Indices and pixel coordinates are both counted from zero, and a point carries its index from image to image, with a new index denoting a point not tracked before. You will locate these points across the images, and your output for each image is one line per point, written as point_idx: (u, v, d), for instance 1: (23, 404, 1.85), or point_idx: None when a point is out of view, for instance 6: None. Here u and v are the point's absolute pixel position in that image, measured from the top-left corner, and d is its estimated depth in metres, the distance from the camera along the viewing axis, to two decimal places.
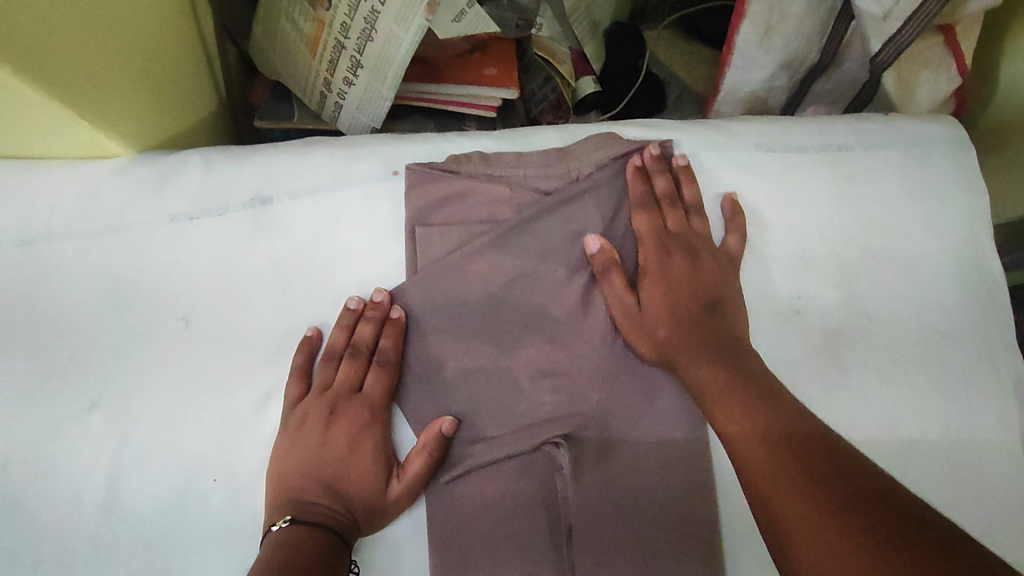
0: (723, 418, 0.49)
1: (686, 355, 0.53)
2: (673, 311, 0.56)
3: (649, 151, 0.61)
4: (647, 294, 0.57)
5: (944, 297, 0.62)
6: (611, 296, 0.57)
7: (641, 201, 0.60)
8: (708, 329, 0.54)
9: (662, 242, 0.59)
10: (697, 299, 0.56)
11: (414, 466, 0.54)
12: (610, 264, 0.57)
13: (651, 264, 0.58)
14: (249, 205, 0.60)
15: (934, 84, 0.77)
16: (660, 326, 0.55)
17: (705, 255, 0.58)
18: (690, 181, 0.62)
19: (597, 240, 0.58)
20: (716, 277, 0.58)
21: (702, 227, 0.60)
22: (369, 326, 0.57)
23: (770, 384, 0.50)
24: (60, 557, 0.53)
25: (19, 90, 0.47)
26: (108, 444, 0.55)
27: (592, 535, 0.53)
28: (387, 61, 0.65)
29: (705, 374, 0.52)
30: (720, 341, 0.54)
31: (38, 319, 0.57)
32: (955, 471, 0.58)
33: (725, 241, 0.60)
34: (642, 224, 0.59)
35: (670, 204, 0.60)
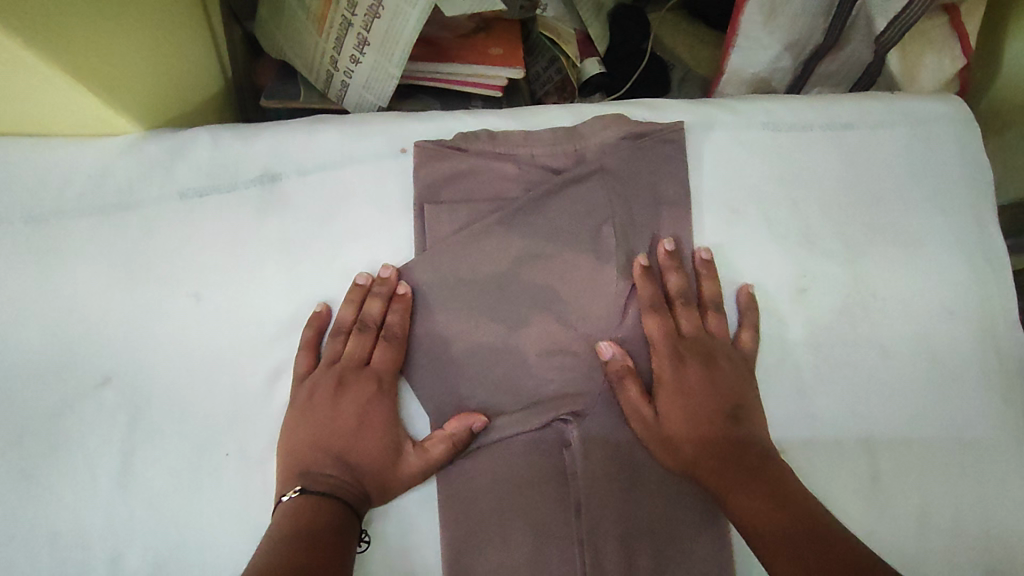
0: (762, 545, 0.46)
1: (718, 477, 0.51)
2: (698, 424, 0.54)
3: (663, 248, 0.59)
4: (665, 405, 0.55)
5: (949, 276, 0.63)
6: (627, 404, 0.56)
7: (653, 305, 0.58)
8: (738, 445, 0.52)
9: (677, 349, 0.57)
10: (721, 411, 0.54)
11: (436, 450, 0.54)
12: (624, 371, 0.56)
13: (667, 375, 0.56)
14: (260, 180, 0.60)
15: (938, 64, 0.77)
16: (684, 443, 0.54)
17: (722, 359, 0.57)
18: (707, 275, 0.60)
19: (610, 346, 0.57)
20: (734, 384, 0.56)
21: (717, 325, 0.59)
22: (378, 301, 0.58)
23: (809, 507, 0.47)
24: (76, 529, 0.54)
25: (33, 63, 0.47)
26: (122, 419, 0.56)
27: (599, 509, 0.54)
28: (395, 37, 0.65)
29: (738, 497, 0.50)
30: (754, 461, 0.51)
31: (50, 296, 0.57)
32: (955, 448, 0.60)
33: (739, 338, 0.59)
34: (656, 329, 0.58)
35: (684, 304, 0.59)
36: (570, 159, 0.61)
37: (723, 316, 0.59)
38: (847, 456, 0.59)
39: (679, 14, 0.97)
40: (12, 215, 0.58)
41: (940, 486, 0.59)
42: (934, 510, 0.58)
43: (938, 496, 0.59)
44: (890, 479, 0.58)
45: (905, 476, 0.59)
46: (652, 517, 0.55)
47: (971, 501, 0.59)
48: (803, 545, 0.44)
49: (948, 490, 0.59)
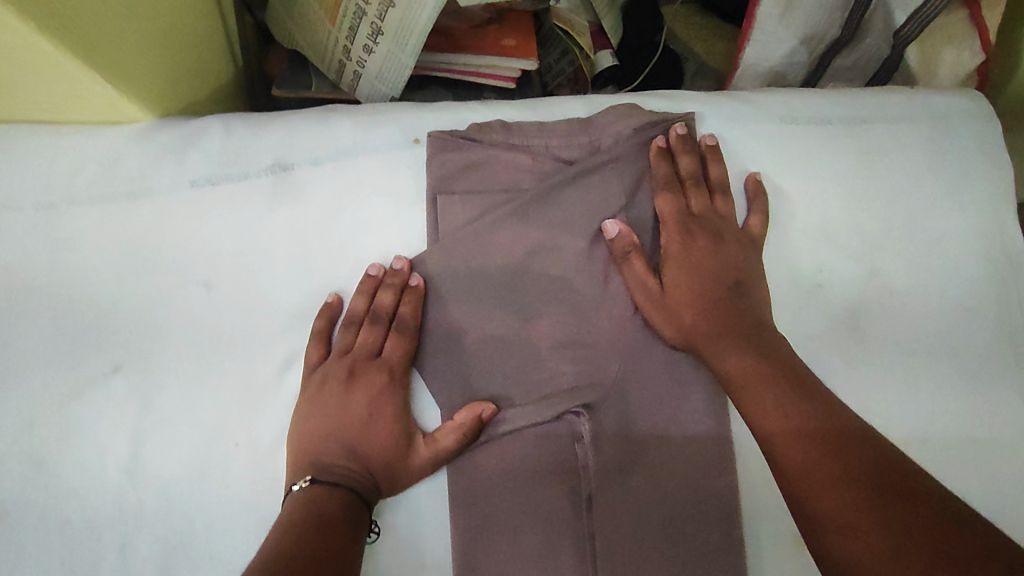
0: (754, 406, 0.50)
1: (716, 344, 0.53)
2: (700, 295, 0.55)
3: (675, 130, 0.60)
4: (670, 278, 0.56)
5: (965, 271, 0.62)
6: (631, 278, 0.57)
7: (663, 181, 0.59)
8: (736, 316, 0.54)
9: (685, 225, 0.58)
10: (724, 285, 0.56)
11: (446, 440, 0.54)
12: (630, 247, 0.57)
13: (675, 246, 0.57)
14: (272, 170, 0.60)
15: (957, 58, 0.76)
16: (686, 313, 0.55)
17: (728, 237, 0.58)
18: (716, 160, 0.61)
19: (616, 225, 0.57)
20: (740, 260, 0.57)
21: (726, 209, 0.60)
22: (389, 293, 0.57)
23: (801, 372, 0.51)
24: (86, 518, 0.54)
25: (47, 49, 0.47)
26: (132, 408, 0.55)
27: (610, 502, 0.54)
28: (409, 27, 0.65)
29: (733, 360, 0.52)
30: (749, 328, 0.53)
31: (62, 284, 0.57)
32: (973, 446, 0.59)
33: (747, 223, 0.60)
34: (665, 206, 0.59)
35: (694, 183, 0.60)
36: (584, 149, 0.60)
37: (731, 200, 0.60)
38: None
39: (694, 7, 0.96)
40: (22, 202, 0.58)
41: (959, 486, 0.58)
42: None
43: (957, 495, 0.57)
44: None
45: None
46: (662, 510, 0.55)
47: (991, 502, 0.57)
48: (796, 408, 0.48)
49: (967, 489, 0.57)
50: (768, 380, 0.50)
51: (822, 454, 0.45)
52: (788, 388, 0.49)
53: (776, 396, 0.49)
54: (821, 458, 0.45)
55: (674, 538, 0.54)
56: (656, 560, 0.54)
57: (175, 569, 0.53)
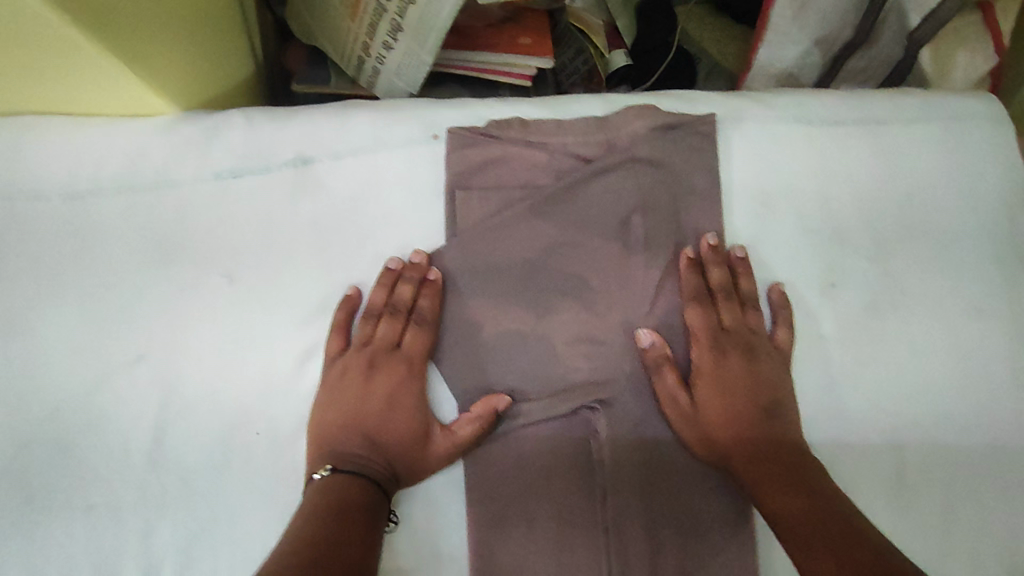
0: (780, 521, 0.49)
1: (743, 456, 0.54)
2: (734, 415, 0.55)
3: (707, 241, 0.59)
4: (701, 396, 0.56)
5: (978, 272, 0.63)
6: (664, 392, 0.56)
7: (695, 296, 0.59)
8: (767, 434, 0.54)
9: (716, 342, 0.58)
10: (758, 405, 0.56)
11: (463, 431, 0.55)
12: (663, 359, 0.56)
13: (706, 362, 0.58)
14: (293, 163, 0.61)
15: (970, 62, 0.77)
16: (719, 432, 0.55)
17: (761, 353, 0.58)
18: (746, 272, 0.60)
19: (650, 335, 0.57)
20: (773, 377, 0.57)
21: (756, 322, 0.59)
22: (408, 286, 0.58)
23: (823, 486, 0.50)
24: (110, 501, 0.55)
25: (80, 41, 0.48)
26: (154, 395, 0.56)
27: (624, 496, 0.55)
28: (429, 24, 0.66)
29: (760, 472, 0.52)
30: (778, 446, 0.53)
31: (87, 272, 0.58)
32: (982, 444, 0.59)
33: (776, 336, 0.59)
34: (696, 320, 0.58)
35: (725, 298, 0.59)
36: (601, 148, 0.61)
37: (762, 313, 0.60)
38: (874, 452, 0.58)
39: (707, 8, 0.97)
40: (49, 192, 0.59)
41: (966, 484, 0.58)
42: (960, 506, 0.58)
43: (966, 494, 0.58)
44: (915, 475, 0.58)
45: (931, 472, 0.58)
46: (678, 507, 0.56)
47: (1000, 501, 0.58)
48: (813, 510, 0.48)
49: (975, 486, 0.58)
50: (792, 491, 0.50)
51: (814, 520, 0.47)
52: (815, 505, 0.48)
53: (800, 510, 0.48)
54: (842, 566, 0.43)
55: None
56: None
57: (195, 555, 0.54)
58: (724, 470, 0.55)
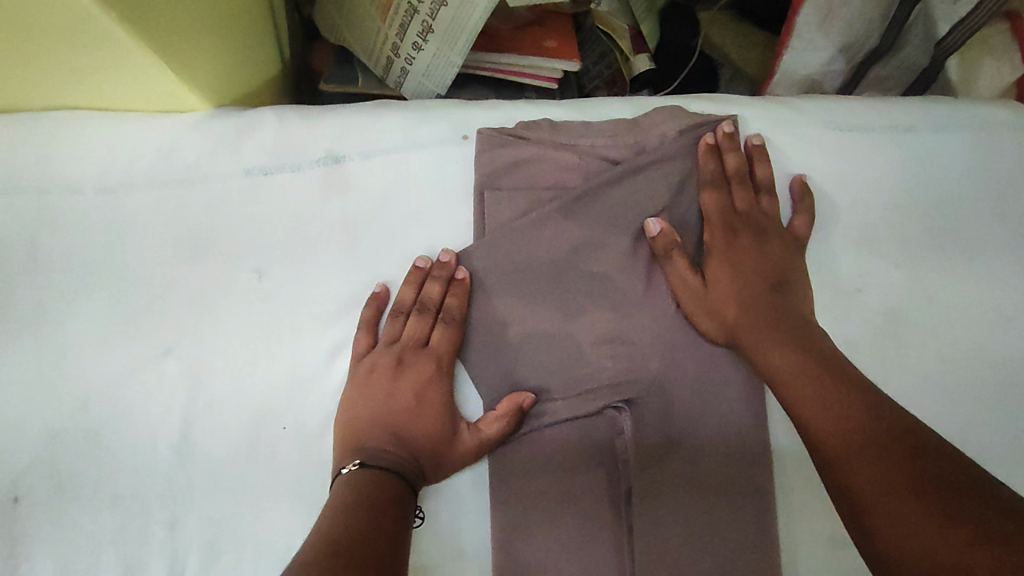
0: (798, 402, 0.50)
1: (755, 335, 0.54)
2: (742, 292, 0.57)
3: (723, 129, 0.62)
4: (712, 275, 0.58)
5: (1008, 281, 0.62)
6: (675, 276, 0.58)
7: (711, 179, 0.61)
8: (778, 310, 0.55)
9: (729, 222, 0.60)
10: (767, 281, 0.57)
11: (490, 429, 0.55)
12: (672, 245, 0.58)
13: (719, 241, 0.59)
14: (323, 162, 0.62)
15: (996, 71, 0.75)
16: (728, 307, 0.56)
17: (772, 235, 0.60)
18: (761, 160, 0.62)
19: (659, 223, 0.58)
20: (783, 259, 0.59)
21: (770, 207, 0.61)
22: (437, 285, 0.59)
23: (850, 375, 0.50)
24: (138, 493, 0.55)
25: (124, 39, 0.49)
26: (183, 387, 0.57)
27: (649, 498, 0.55)
28: (460, 26, 0.67)
29: (776, 352, 0.53)
30: (791, 323, 0.54)
31: (118, 265, 0.59)
32: (1010, 453, 0.59)
33: (790, 223, 0.61)
34: (712, 204, 0.60)
35: (739, 183, 0.61)
36: (629, 149, 0.61)
37: (775, 200, 0.62)
38: None
39: (731, 14, 0.98)
40: (82, 185, 0.60)
41: None
42: None
43: None
44: None
45: None
46: (697, 485, 0.56)
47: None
48: (850, 414, 0.47)
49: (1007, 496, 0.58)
50: (824, 393, 0.49)
51: (852, 428, 0.46)
52: (851, 407, 0.47)
53: (820, 390, 0.49)
54: (893, 486, 0.42)
55: (693, 516, 0.55)
56: (668, 520, 0.55)
57: (221, 547, 0.54)
58: (733, 347, 0.56)
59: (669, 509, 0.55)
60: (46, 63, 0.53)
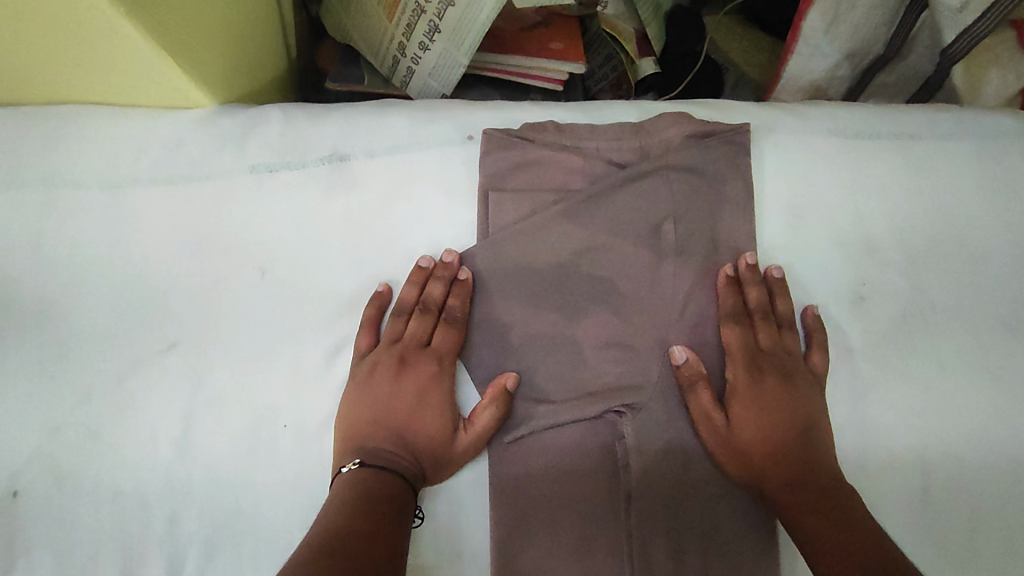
0: (824, 564, 0.47)
1: (784, 487, 0.53)
2: (769, 439, 0.55)
3: (746, 260, 0.59)
4: (737, 414, 0.56)
5: (1009, 290, 0.62)
6: (697, 408, 0.56)
7: (733, 313, 0.58)
8: (804, 462, 0.54)
9: (752, 360, 0.58)
10: (794, 430, 0.55)
11: (482, 420, 0.55)
12: (698, 376, 0.56)
13: (742, 379, 0.57)
14: (328, 160, 0.62)
15: (1003, 80, 0.74)
16: (755, 455, 0.55)
17: (797, 376, 0.58)
18: (783, 293, 0.60)
19: (684, 351, 0.56)
20: (810, 403, 0.57)
21: (791, 344, 0.59)
22: (439, 285, 0.58)
23: (881, 543, 0.47)
24: (138, 489, 0.55)
25: (128, 31, 0.48)
26: (185, 384, 0.57)
27: (647, 504, 0.55)
28: (466, 27, 0.67)
29: (802, 508, 0.51)
30: (819, 479, 0.52)
31: (121, 261, 0.59)
32: (1009, 463, 0.59)
33: (810, 359, 0.59)
34: (732, 339, 0.58)
35: (761, 319, 0.59)
36: (635, 153, 0.61)
37: (796, 335, 0.60)
38: (899, 465, 0.58)
39: (736, 20, 0.97)
40: (88, 180, 0.60)
41: (992, 503, 0.58)
42: (986, 525, 0.57)
43: (991, 511, 0.58)
44: (941, 490, 0.58)
45: (958, 491, 0.58)
46: (702, 529, 0.55)
47: None
48: None
49: (1003, 506, 0.58)
50: (847, 555, 0.47)
51: None
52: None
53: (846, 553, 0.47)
54: None
55: (691, 523, 0.55)
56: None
57: (220, 546, 0.54)
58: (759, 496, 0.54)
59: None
60: (51, 55, 0.53)
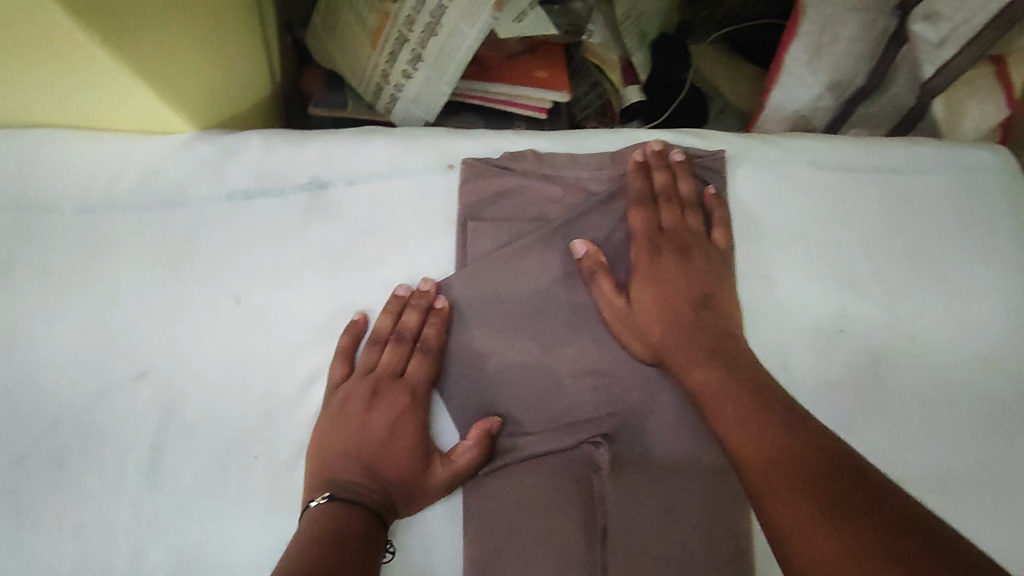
0: (710, 404, 0.49)
1: (685, 359, 0.52)
2: (665, 310, 0.55)
3: (651, 148, 0.62)
4: (636, 293, 0.57)
5: (989, 323, 0.62)
6: (602, 298, 0.57)
7: (639, 197, 0.60)
8: (701, 329, 0.54)
9: (653, 240, 0.59)
10: (690, 298, 0.56)
11: (462, 458, 0.54)
12: (597, 266, 0.58)
13: (643, 259, 0.58)
14: (307, 188, 0.62)
15: (981, 112, 0.74)
16: (653, 326, 0.55)
17: (696, 252, 0.58)
18: (684, 175, 0.62)
19: (584, 244, 0.59)
20: (708, 276, 0.57)
21: (695, 224, 0.60)
22: (415, 313, 0.58)
23: (765, 383, 0.49)
24: (102, 523, 0.54)
25: (103, 61, 0.48)
26: (155, 412, 0.56)
27: (624, 538, 0.54)
28: (449, 56, 0.67)
29: (711, 383, 0.50)
30: (712, 338, 0.53)
31: (94, 285, 0.58)
32: (992, 502, 0.58)
33: (712, 236, 0.60)
34: (638, 222, 0.59)
35: (666, 200, 0.61)
36: (613, 183, 0.61)
37: (699, 215, 0.61)
38: None
39: (720, 48, 1.00)
40: (64, 204, 0.59)
41: (977, 545, 0.57)
42: None
43: None
44: None
45: None
46: (667, 513, 0.55)
47: (1014, 562, 0.56)
48: (767, 419, 0.46)
49: (987, 545, 0.57)
50: (734, 392, 0.48)
51: (764, 428, 0.45)
52: (763, 407, 0.46)
53: (776, 448, 0.43)
54: (815, 500, 0.39)
55: (665, 506, 0.55)
56: (644, 506, 0.55)
57: None
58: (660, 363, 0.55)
59: (647, 492, 0.55)
60: (29, 80, 0.52)
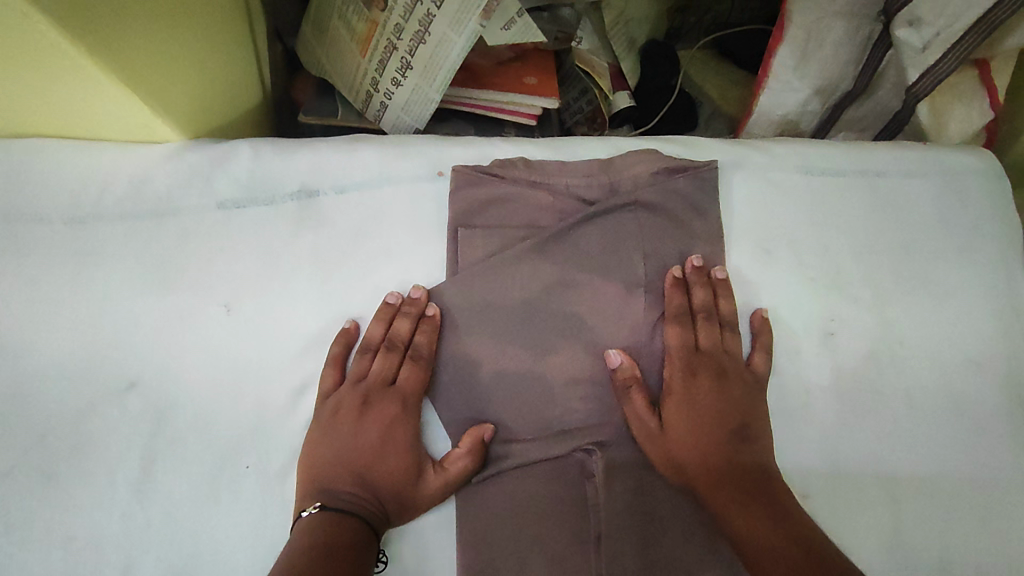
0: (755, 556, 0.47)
1: (725, 503, 0.51)
2: (701, 439, 0.55)
3: (692, 262, 0.60)
4: (670, 416, 0.56)
5: (974, 325, 0.63)
6: (632, 414, 0.56)
7: (676, 315, 0.59)
8: (741, 470, 0.53)
9: (689, 361, 0.58)
10: (727, 430, 0.55)
11: (454, 467, 0.54)
12: (631, 380, 0.56)
13: (678, 382, 0.57)
14: (296, 196, 0.61)
15: (967, 114, 0.75)
16: (688, 453, 0.54)
17: (733, 377, 0.58)
18: (725, 293, 0.60)
19: (619, 355, 0.57)
20: (743, 403, 0.57)
21: (734, 344, 0.59)
22: (406, 321, 0.58)
23: (811, 535, 0.47)
24: (92, 536, 0.53)
25: (89, 72, 0.48)
26: (146, 423, 0.56)
27: (616, 545, 0.54)
28: (438, 63, 0.68)
29: (760, 532, 0.48)
30: (751, 479, 0.52)
31: (82, 295, 0.58)
32: (980, 501, 0.58)
33: (751, 361, 0.59)
34: (674, 341, 0.58)
35: (705, 319, 0.59)
36: (603, 190, 0.62)
37: (739, 338, 0.60)
38: (871, 503, 0.57)
39: (710, 53, 1.00)
40: (52, 215, 0.59)
41: (966, 544, 0.57)
42: (960, 565, 0.57)
43: (963, 551, 0.57)
44: (914, 530, 0.57)
45: (930, 529, 0.57)
46: None
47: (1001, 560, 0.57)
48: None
49: (976, 544, 0.57)
50: (781, 549, 0.47)
51: None
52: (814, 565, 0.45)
53: None
54: None
55: None
56: None
57: None
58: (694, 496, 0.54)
59: None
60: (14, 91, 0.52)
